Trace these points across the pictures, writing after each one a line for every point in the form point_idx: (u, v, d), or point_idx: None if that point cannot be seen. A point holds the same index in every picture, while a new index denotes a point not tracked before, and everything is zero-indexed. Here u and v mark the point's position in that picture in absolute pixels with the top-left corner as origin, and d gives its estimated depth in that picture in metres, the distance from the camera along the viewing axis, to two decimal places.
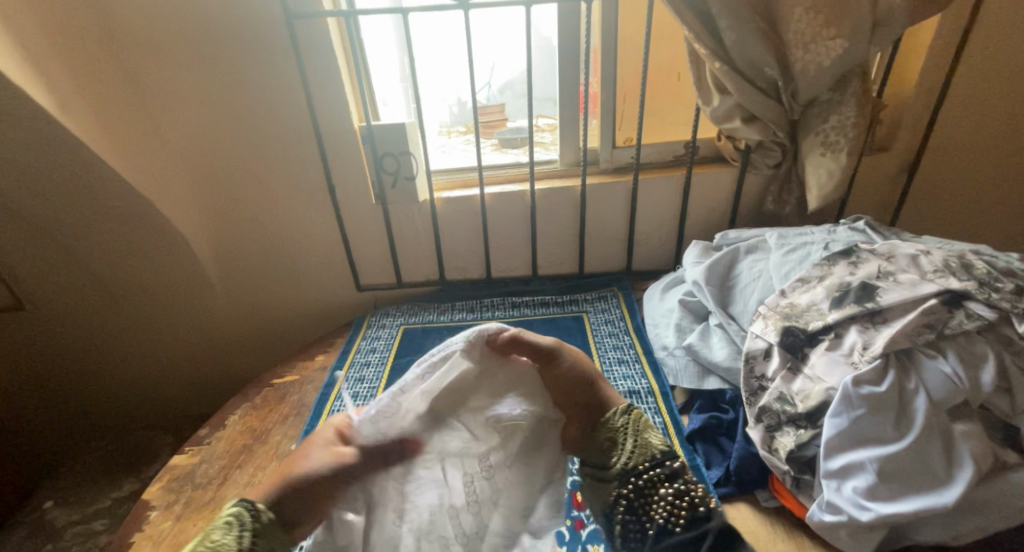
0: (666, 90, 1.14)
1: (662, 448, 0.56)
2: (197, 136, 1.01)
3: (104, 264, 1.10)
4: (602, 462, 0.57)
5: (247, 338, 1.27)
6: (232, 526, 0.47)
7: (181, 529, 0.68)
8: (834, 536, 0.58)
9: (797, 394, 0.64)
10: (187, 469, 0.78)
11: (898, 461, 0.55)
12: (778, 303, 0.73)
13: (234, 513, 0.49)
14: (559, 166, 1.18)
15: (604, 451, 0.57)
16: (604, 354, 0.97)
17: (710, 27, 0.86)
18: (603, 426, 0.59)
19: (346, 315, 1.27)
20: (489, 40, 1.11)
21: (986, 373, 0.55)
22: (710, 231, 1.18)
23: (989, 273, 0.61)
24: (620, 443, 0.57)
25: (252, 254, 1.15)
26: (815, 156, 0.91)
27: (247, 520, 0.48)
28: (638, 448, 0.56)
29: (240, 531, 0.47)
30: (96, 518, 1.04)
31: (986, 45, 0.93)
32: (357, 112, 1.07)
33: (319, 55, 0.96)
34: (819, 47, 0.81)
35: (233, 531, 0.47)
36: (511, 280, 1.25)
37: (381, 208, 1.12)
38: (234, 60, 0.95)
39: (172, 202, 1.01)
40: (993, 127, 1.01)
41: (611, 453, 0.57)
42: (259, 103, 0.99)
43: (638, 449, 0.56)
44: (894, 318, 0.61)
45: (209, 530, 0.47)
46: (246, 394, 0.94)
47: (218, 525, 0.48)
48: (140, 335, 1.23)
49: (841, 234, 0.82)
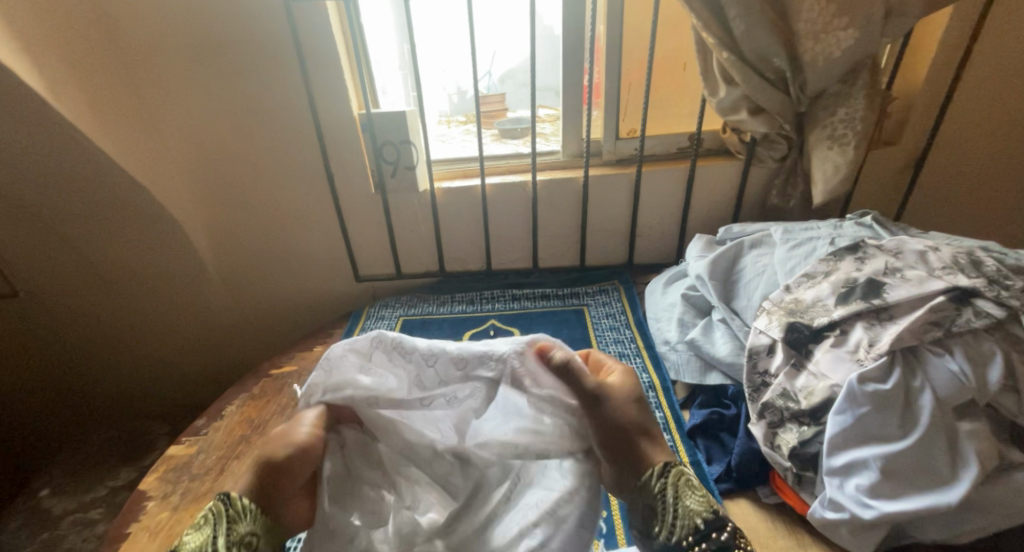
0: (670, 81, 1.12)
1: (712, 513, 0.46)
2: (194, 122, 0.99)
3: (101, 252, 1.09)
4: (646, 531, 0.48)
5: (245, 327, 1.26)
6: (209, 520, 0.45)
7: (177, 520, 0.68)
8: (836, 534, 0.58)
9: (800, 391, 0.64)
10: (184, 460, 0.78)
11: (902, 460, 0.54)
12: (782, 298, 0.72)
13: (212, 505, 0.46)
14: (561, 157, 1.17)
15: (645, 514, 0.48)
16: (605, 349, 0.97)
17: (719, 16, 0.85)
18: (641, 490, 0.49)
19: (344, 305, 1.26)
20: (490, 28, 1.09)
21: (994, 371, 0.54)
22: (713, 225, 1.16)
23: (998, 271, 0.60)
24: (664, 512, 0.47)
25: (250, 243, 1.13)
26: (821, 148, 0.89)
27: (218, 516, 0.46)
28: (681, 518, 0.46)
29: (214, 524, 0.45)
30: (92, 506, 1.04)
31: (997, 39, 0.92)
32: (356, 100, 1.05)
33: (318, 40, 0.94)
34: (830, 36, 0.79)
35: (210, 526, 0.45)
36: (511, 273, 1.24)
37: (380, 198, 1.11)
38: (231, 43, 0.93)
39: (166, 190, 1.01)
40: (1003, 122, 1.00)
41: (653, 522, 0.47)
42: (258, 90, 0.97)
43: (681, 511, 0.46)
44: (901, 315, 0.61)
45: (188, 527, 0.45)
46: (244, 385, 0.93)
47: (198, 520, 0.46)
48: (139, 324, 1.22)
49: (848, 228, 0.80)
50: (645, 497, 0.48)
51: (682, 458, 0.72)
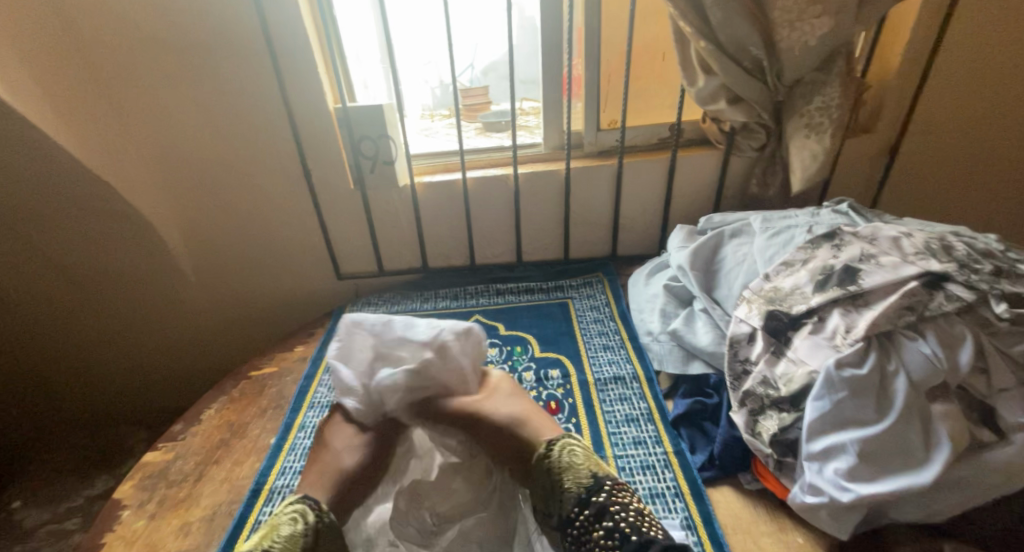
0: (651, 71, 1.11)
1: (592, 478, 0.53)
2: (160, 119, 0.96)
3: (69, 254, 1.05)
4: (543, 511, 0.55)
5: (224, 329, 1.23)
6: (300, 521, 0.50)
7: (154, 528, 0.66)
8: (815, 518, 0.59)
9: (780, 378, 0.65)
10: (161, 466, 0.76)
11: (878, 443, 0.55)
12: (762, 287, 0.73)
13: (303, 511, 0.51)
14: (543, 149, 1.16)
15: (544, 499, 0.55)
16: (589, 341, 0.97)
17: (697, 4, 0.84)
18: (537, 469, 0.57)
19: (326, 304, 1.24)
20: (469, 22, 1.09)
21: (964, 352, 0.55)
22: (695, 214, 1.17)
23: (968, 255, 0.62)
24: (556, 486, 0.54)
25: (225, 243, 1.11)
26: (799, 137, 0.90)
27: (310, 514, 0.51)
28: (569, 487, 0.53)
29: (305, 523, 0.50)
30: (68, 517, 1.05)
31: (968, 27, 0.93)
32: (332, 94, 1.02)
33: (290, 33, 0.91)
34: (804, 24, 0.79)
35: (302, 527, 0.49)
36: (494, 267, 1.23)
37: (359, 194, 1.09)
38: (196, 34, 0.89)
39: (134, 190, 0.98)
40: (974, 107, 1.01)
41: (548, 499, 0.54)
42: (228, 85, 0.94)
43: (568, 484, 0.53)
44: (875, 301, 0.62)
45: (275, 520, 0.50)
46: (222, 388, 0.91)
47: (287, 518, 0.50)
48: (113, 329, 1.19)
49: (825, 216, 0.81)
50: (539, 476, 0.56)
51: (666, 447, 0.73)
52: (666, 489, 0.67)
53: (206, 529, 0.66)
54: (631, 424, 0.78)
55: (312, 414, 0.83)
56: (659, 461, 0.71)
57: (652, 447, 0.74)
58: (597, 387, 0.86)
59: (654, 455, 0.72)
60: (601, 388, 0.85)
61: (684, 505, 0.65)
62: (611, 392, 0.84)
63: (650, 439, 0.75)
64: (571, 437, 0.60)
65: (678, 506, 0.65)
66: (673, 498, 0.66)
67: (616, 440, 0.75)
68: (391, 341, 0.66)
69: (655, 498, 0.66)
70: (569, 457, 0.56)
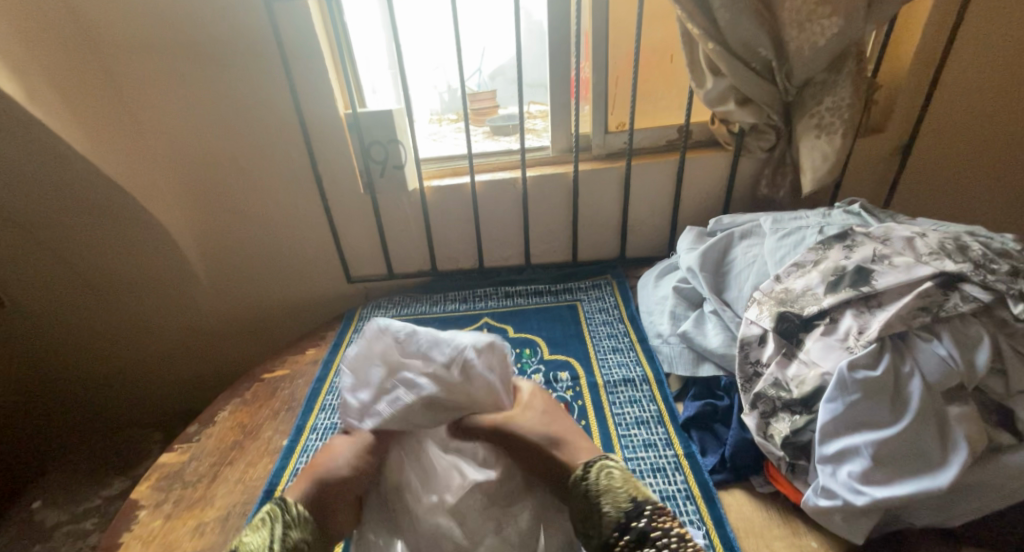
0: (659, 73, 1.11)
1: (632, 504, 0.47)
2: (178, 125, 0.98)
3: (88, 261, 1.07)
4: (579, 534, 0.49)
5: (236, 332, 1.25)
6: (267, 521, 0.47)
7: (171, 527, 0.67)
8: (829, 521, 0.58)
9: (792, 380, 0.64)
10: (176, 467, 0.77)
11: (893, 445, 0.54)
12: (773, 288, 0.72)
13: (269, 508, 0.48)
14: (551, 152, 1.16)
15: (580, 520, 0.49)
16: (598, 343, 0.97)
17: (705, 7, 0.84)
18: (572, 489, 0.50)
19: (335, 307, 1.25)
20: (477, 25, 1.09)
21: (981, 354, 0.55)
22: (704, 216, 1.16)
23: (984, 255, 0.61)
24: (593, 514, 0.48)
25: (238, 247, 1.13)
26: (810, 138, 0.89)
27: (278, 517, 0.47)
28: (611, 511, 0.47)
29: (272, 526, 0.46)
30: (86, 517, 1.07)
31: (982, 25, 0.92)
32: (343, 100, 1.04)
33: (304, 43, 0.93)
34: (814, 25, 0.79)
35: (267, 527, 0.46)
36: (503, 270, 1.24)
37: (370, 198, 1.10)
38: (211, 43, 0.91)
39: (151, 197, 0.99)
40: (989, 106, 1.00)
41: (587, 528, 0.48)
42: (241, 92, 0.96)
43: (610, 510, 0.47)
44: (889, 301, 0.61)
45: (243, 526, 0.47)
46: (235, 389, 0.93)
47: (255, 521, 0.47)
48: (129, 333, 1.21)
49: (837, 217, 0.80)
50: (568, 492, 0.51)
51: (676, 449, 0.73)
52: (678, 491, 0.67)
53: (220, 529, 0.67)
54: (641, 427, 0.77)
55: (323, 417, 0.84)
56: (670, 464, 0.71)
57: (662, 449, 0.73)
58: (606, 389, 0.85)
59: (665, 458, 0.72)
60: (611, 390, 0.85)
61: (695, 507, 0.65)
62: (621, 394, 0.84)
63: (660, 442, 0.74)
64: (608, 457, 0.52)
65: (690, 508, 0.65)
66: (684, 501, 0.66)
67: (626, 442, 0.75)
68: (399, 355, 0.56)
69: (666, 501, 0.66)
70: (607, 476, 0.49)
